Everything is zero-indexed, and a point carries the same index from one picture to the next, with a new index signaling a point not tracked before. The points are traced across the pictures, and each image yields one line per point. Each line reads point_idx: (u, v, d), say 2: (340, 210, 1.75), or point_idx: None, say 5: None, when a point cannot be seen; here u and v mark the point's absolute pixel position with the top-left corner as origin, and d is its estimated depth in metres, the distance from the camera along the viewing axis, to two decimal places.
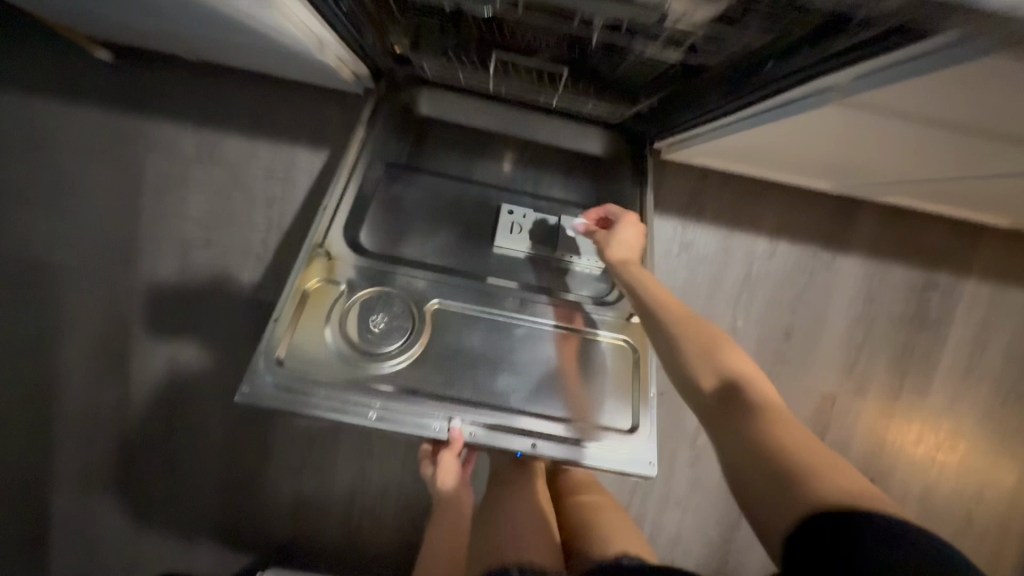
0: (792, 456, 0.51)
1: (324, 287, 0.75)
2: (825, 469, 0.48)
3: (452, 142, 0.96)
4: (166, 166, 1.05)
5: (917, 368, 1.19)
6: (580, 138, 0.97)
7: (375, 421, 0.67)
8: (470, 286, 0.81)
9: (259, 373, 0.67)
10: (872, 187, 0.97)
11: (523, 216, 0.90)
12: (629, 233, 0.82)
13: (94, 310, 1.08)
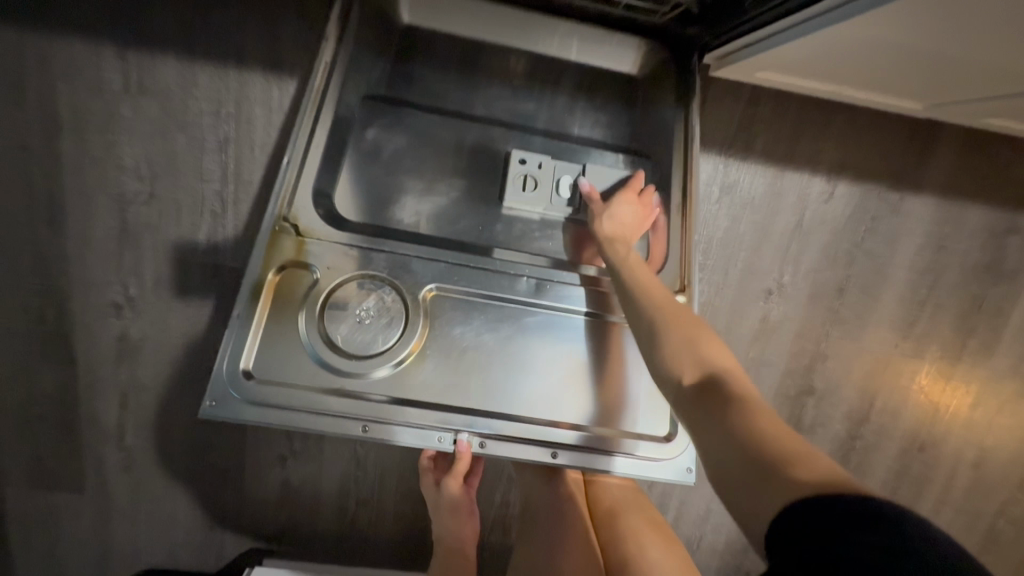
0: (774, 445, 0.44)
1: (293, 271, 0.61)
2: (804, 458, 0.43)
3: (446, 62, 0.75)
4: (83, 101, 0.83)
5: (985, 325, 1.05)
6: (610, 50, 0.77)
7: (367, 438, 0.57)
8: (474, 264, 0.66)
9: (224, 386, 0.56)
10: (971, 108, 0.78)
11: (538, 166, 0.71)
12: (631, 214, 0.69)
13: (19, 282, 0.90)
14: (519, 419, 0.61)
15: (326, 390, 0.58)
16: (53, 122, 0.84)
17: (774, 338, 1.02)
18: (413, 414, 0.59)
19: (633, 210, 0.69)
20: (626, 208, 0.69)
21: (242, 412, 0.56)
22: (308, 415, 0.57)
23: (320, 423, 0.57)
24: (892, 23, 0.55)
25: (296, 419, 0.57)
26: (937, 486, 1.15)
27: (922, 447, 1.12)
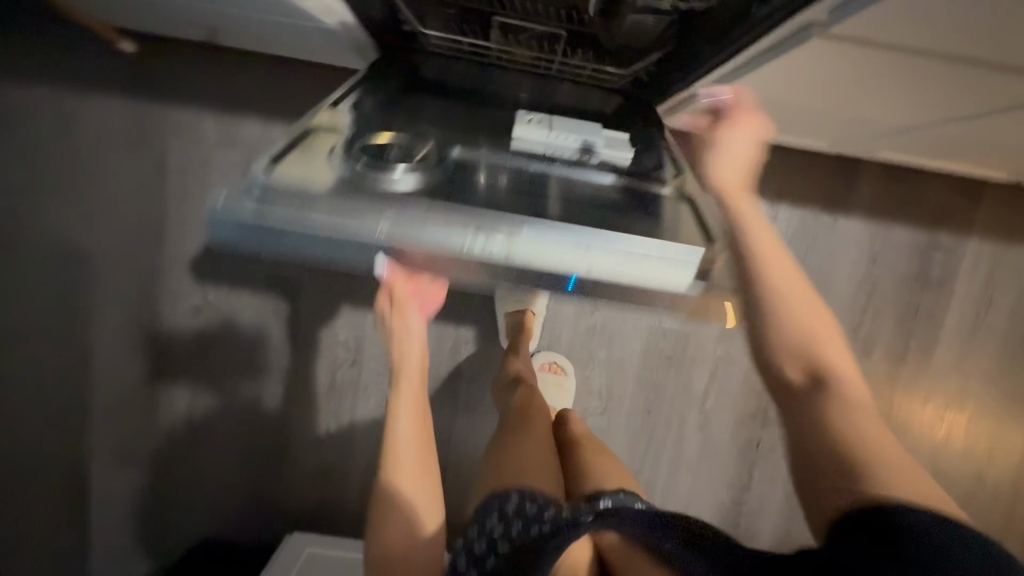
0: (860, 453, 0.45)
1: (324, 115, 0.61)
2: (893, 472, 0.43)
3: (445, 95, 0.70)
4: (188, 151, 1.10)
5: (923, 328, 1.21)
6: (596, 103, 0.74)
7: (370, 254, 0.49)
8: (501, 130, 0.64)
9: (241, 183, 0.49)
10: (873, 147, 0.98)
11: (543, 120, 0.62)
12: (740, 139, 0.59)
13: (126, 290, 1.14)
14: (547, 243, 0.49)
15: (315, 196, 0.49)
16: (165, 166, 1.10)
17: (737, 338, 1.20)
18: (425, 227, 0.49)
19: (745, 136, 0.59)
20: (735, 132, 0.59)
21: (229, 230, 0.48)
22: (295, 225, 0.47)
23: (316, 240, 0.48)
24: (764, 83, 0.70)
25: (283, 230, 0.47)
26: None
27: None
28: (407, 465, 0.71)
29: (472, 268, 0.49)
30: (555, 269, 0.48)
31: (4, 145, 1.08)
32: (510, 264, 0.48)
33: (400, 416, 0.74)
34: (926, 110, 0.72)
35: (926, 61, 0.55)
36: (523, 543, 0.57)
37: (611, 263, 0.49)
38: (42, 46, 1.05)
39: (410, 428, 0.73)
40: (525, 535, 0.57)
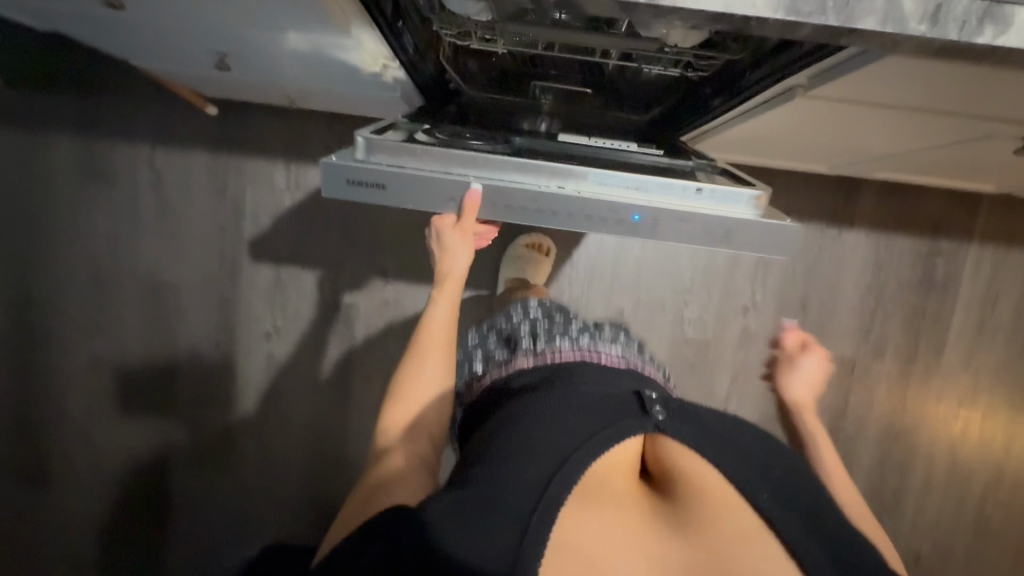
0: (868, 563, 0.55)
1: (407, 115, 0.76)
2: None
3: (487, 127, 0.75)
4: (259, 196, 1.26)
5: (931, 329, 1.29)
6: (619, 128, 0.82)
7: (459, 202, 0.60)
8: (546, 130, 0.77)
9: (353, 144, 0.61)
10: (871, 171, 1.07)
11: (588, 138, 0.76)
12: (814, 368, 0.72)
13: (208, 318, 1.30)
14: (611, 188, 0.59)
15: (420, 147, 0.60)
16: (241, 210, 1.26)
17: (755, 344, 1.30)
18: (510, 177, 0.60)
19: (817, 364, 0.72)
20: (808, 363, 0.71)
21: (345, 184, 0.60)
22: (403, 173, 0.59)
23: (419, 186, 0.60)
24: (764, 126, 0.81)
25: (393, 178, 0.59)
26: (919, 472, 1.34)
27: (898, 437, 1.33)
28: (440, 349, 0.68)
29: (547, 209, 0.59)
30: (614, 209, 0.58)
31: (109, 195, 1.27)
32: (578, 201, 0.59)
33: (437, 309, 0.71)
34: (909, 146, 0.81)
35: (896, 113, 0.66)
36: (542, 352, 0.73)
37: (668, 201, 0.59)
38: (142, 112, 1.24)
39: (444, 328, 0.70)
40: (538, 340, 0.76)
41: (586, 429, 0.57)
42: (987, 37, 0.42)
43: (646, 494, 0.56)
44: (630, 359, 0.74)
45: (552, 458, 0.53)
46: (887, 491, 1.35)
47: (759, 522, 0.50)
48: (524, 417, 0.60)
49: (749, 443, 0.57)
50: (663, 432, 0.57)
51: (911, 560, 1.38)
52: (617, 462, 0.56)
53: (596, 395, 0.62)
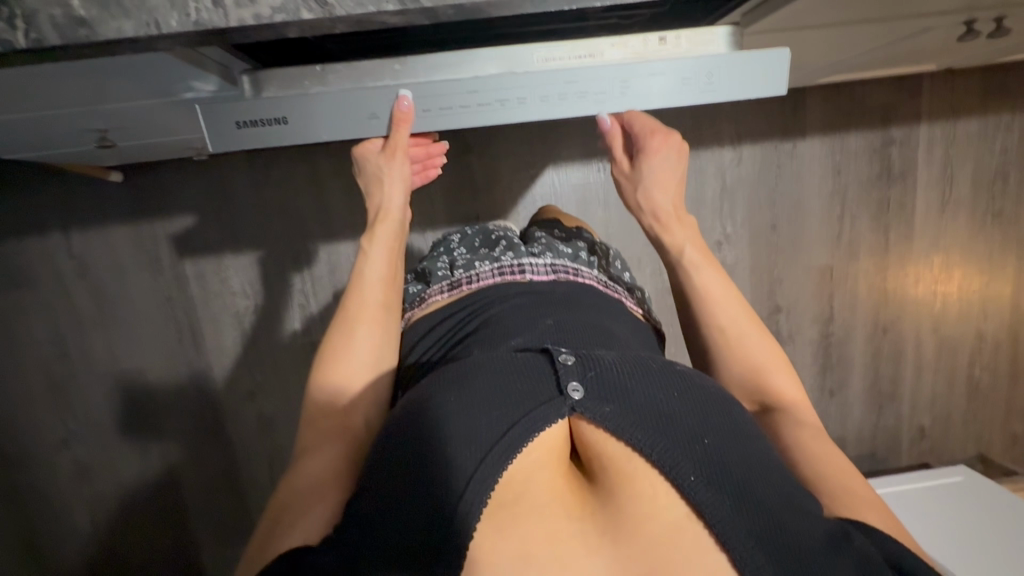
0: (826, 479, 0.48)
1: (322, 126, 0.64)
2: (850, 493, 0.46)
3: None
4: (196, 254, 1.16)
5: (898, 220, 1.31)
6: None
7: (386, 118, 0.50)
8: None
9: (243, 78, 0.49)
10: (817, 79, 1.04)
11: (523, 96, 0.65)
12: (670, 163, 0.62)
13: (181, 392, 1.23)
14: (558, 59, 0.49)
15: (323, 65, 0.49)
16: (180, 274, 1.17)
17: (735, 275, 1.31)
18: (440, 75, 0.49)
19: (675, 157, 0.62)
20: (661, 159, 0.62)
21: (237, 128, 0.48)
22: (309, 96, 0.48)
23: (325, 112, 0.48)
24: None
25: (295, 107, 0.48)
26: (911, 356, 1.39)
27: (886, 329, 1.37)
28: (376, 314, 0.57)
29: (492, 100, 0.49)
30: (572, 79, 0.49)
31: (38, 296, 1.16)
32: (527, 78, 0.48)
33: (371, 263, 0.59)
34: (853, 52, 0.77)
35: (835, 27, 0.62)
36: (456, 284, 0.63)
37: (630, 57, 0.50)
38: (42, 198, 1.12)
39: (381, 287, 0.58)
40: (452, 270, 0.65)
41: (486, 428, 0.41)
42: None
43: (571, 488, 0.43)
44: (559, 264, 0.63)
45: (446, 484, 0.39)
46: (885, 380, 1.40)
47: (688, 515, 0.39)
48: (404, 424, 0.43)
49: (679, 411, 0.43)
50: (581, 415, 0.43)
51: (918, 436, 1.45)
52: (533, 459, 0.42)
53: (501, 362, 0.46)
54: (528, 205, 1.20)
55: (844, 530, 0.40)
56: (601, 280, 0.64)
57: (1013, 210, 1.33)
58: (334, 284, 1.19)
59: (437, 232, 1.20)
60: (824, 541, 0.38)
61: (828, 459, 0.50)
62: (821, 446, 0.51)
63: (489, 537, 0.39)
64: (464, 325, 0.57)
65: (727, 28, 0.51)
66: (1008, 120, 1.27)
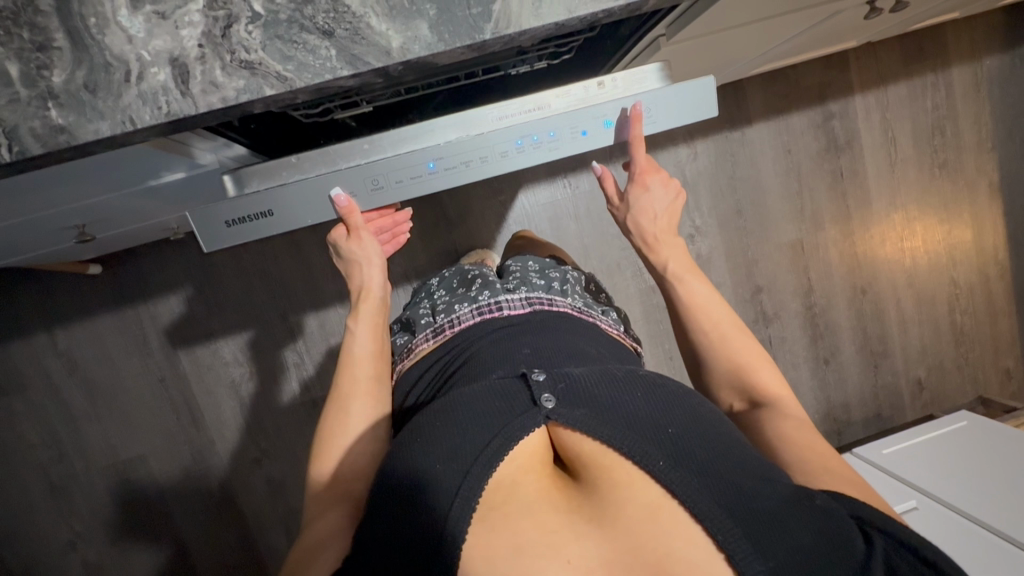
0: (794, 452, 0.51)
1: None
2: (817, 469, 0.48)
3: None
4: (183, 332, 1.17)
5: (853, 186, 1.37)
6: None
7: (364, 196, 0.52)
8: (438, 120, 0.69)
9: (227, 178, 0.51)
10: (750, 70, 1.10)
11: None
12: (659, 196, 0.66)
13: (186, 473, 1.22)
14: (510, 116, 0.52)
15: (297, 155, 0.51)
16: (171, 355, 1.17)
17: (712, 264, 1.35)
18: (404, 145, 0.52)
19: (664, 190, 0.66)
20: (648, 193, 0.65)
21: (227, 226, 0.50)
22: (288, 186, 0.50)
23: (305, 198, 0.51)
24: None
25: (277, 199, 0.50)
26: (893, 312, 1.44)
27: (864, 290, 1.42)
28: (369, 388, 0.59)
29: (457, 163, 0.51)
30: (527, 132, 0.51)
31: (30, 401, 1.15)
32: (483, 138, 0.51)
33: (358, 338, 0.61)
34: (775, 43, 0.83)
35: (753, 23, 0.67)
36: (439, 329, 0.65)
37: (573, 106, 0.53)
38: (21, 303, 1.12)
39: (371, 361, 0.61)
40: (434, 315, 0.67)
41: (469, 443, 0.44)
42: None
43: (558, 486, 0.44)
44: (534, 296, 0.65)
45: (441, 493, 0.42)
46: (874, 339, 1.44)
47: (663, 495, 0.41)
48: (405, 452, 0.46)
49: (645, 406, 0.46)
50: (557, 422, 0.45)
51: (917, 388, 1.48)
52: (518, 464, 0.44)
53: (484, 390, 0.49)
54: (503, 230, 1.24)
55: (808, 493, 0.41)
56: (577, 307, 0.66)
57: (956, 159, 1.40)
58: (325, 337, 1.19)
59: (421, 269, 1.22)
60: (786, 497, 0.40)
61: (806, 445, 0.51)
62: (802, 436, 0.52)
63: (480, 536, 0.41)
64: (449, 365, 0.59)
65: (656, 65, 0.54)
66: (933, 79, 1.35)
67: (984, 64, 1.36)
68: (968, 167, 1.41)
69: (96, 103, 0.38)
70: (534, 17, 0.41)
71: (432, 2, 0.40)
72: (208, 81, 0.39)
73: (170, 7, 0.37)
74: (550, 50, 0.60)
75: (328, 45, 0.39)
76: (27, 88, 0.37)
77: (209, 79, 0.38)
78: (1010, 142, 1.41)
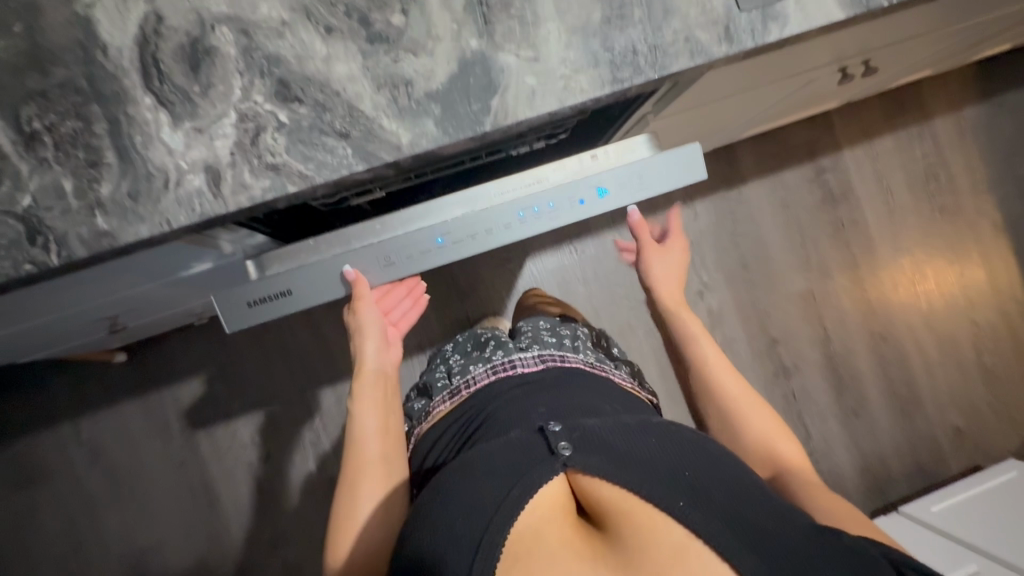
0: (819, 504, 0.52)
1: None
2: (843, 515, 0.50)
3: None
4: (203, 415, 1.17)
5: (856, 235, 1.39)
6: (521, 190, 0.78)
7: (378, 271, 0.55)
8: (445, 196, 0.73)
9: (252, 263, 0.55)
10: (741, 134, 1.16)
11: None
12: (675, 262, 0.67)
13: (199, 565, 1.17)
14: (513, 190, 0.56)
15: (315, 239, 0.55)
16: (189, 440, 1.17)
17: (725, 319, 1.35)
18: (416, 223, 0.55)
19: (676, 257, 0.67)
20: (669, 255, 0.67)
21: (249, 306, 0.53)
22: (308, 267, 0.54)
23: (322, 277, 0.54)
24: None
25: (295, 278, 0.53)
26: (917, 358, 1.40)
27: (883, 336, 1.40)
28: (382, 462, 0.59)
29: (465, 236, 0.54)
30: (528, 204, 0.55)
31: (51, 493, 1.15)
32: (489, 211, 0.54)
33: (368, 410, 0.60)
34: (758, 110, 0.88)
35: (733, 97, 0.72)
36: (455, 390, 0.65)
37: (571, 177, 0.56)
38: (49, 394, 1.15)
39: (384, 438, 0.60)
40: (450, 378, 0.68)
41: (488, 495, 0.43)
42: (775, 32, 0.48)
43: (581, 535, 0.43)
44: (547, 353, 0.65)
45: (457, 549, 0.41)
46: (902, 387, 1.40)
47: (688, 536, 0.40)
48: (424, 510, 0.46)
49: (659, 451, 0.45)
50: (575, 469, 0.44)
51: (958, 437, 1.41)
52: (539, 514, 0.43)
53: (500, 445, 0.48)
54: (514, 297, 1.26)
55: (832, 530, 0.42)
56: (589, 362, 0.66)
57: (955, 203, 1.43)
58: (341, 413, 1.19)
59: (436, 340, 1.24)
60: (812, 537, 0.40)
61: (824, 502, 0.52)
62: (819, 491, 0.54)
63: None
64: (466, 427, 0.59)
65: (645, 137, 0.58)
66: (917, 130, 1.41)
67: (965, 114, 1.42)
68: (968, 209, 1.43)
69: (137, 209, 0.42)
70: (528, 108, 0.45)
71: (437, 103, 0.44)
72: (237, 183, 0.43)
73: (207, 123, 0.42)
74: (547, 132, 0.65)
75: (345, 144, 0.44)
76: (78, 200, 0.41)
77: (238, 181, 0.43)
78: (1006, 183, 1.44)
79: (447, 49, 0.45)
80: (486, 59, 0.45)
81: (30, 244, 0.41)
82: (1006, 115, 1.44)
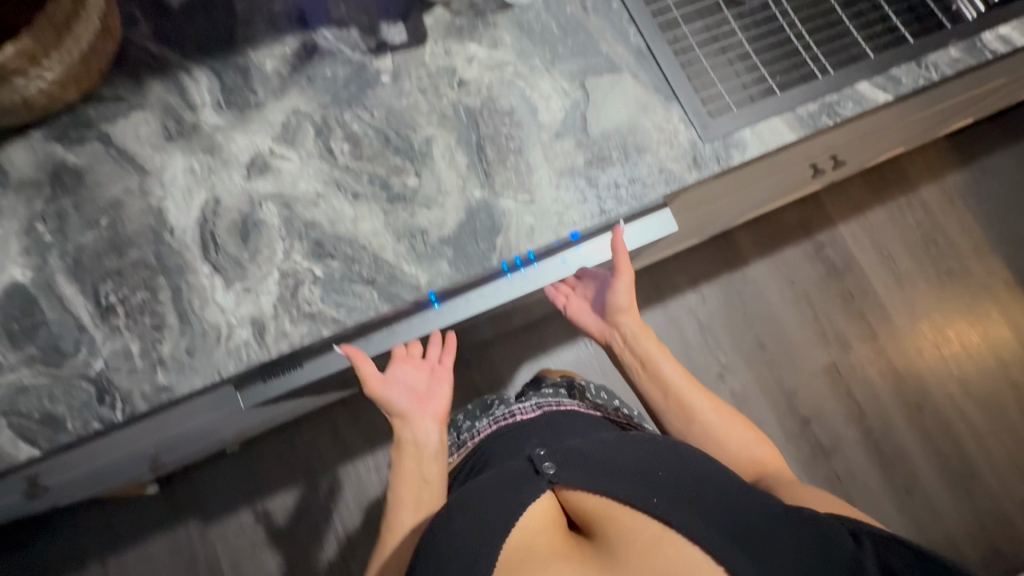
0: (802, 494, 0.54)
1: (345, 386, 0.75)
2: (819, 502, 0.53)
3: None
4: (230, 544, 1.16)
5: (868, 303, 1.40)
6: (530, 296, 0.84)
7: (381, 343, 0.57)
8: None
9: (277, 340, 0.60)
10: (734, 222, 1.23)
11: None
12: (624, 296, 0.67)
13: None
14: None
15: None
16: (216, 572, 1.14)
17: (750, 400, 1.33)
18: None
19: (626, 282, 0.64)
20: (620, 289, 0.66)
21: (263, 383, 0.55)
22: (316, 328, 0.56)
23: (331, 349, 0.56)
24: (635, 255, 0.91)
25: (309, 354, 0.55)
26: (960, 424, 1.34)
27: (919, 404, 1.35)
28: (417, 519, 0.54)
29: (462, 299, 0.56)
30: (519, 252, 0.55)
31: None
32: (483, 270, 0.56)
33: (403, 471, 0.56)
34: (742, 205, 0.96)
35: (714, 202, 0.80)
36: (461, 444, 0.66)
37: None
38: (82, 533, 1.15)
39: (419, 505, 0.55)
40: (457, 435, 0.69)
41: (483, 518, 0.47)
42: (738, 156, 0.55)
43: (573, 542, 0.50)
44: (543, 397, 0.65)
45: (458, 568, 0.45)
46: (952, 457, 1.32)
47: (661, 526, 0.47)
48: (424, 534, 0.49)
49: (632, 454, 0.50)
50: (560, 484, 0.49)
51: None
52: (530, 527, 0.49)
53: (495, 472, 0.51)
54: None
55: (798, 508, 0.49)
56: (586, 405, 0.66)
57: (960, 265, 1.44)
58: (368, 530, 1.16)
59: None
60: (778, 516, 0.47)
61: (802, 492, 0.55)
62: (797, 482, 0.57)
63: None
64: (465, 470, 0.59)
65: None
66: (906, 201, 1.47)
67: (948, 180, 1.49)
68: (975, 269, 1.45)
69: (193, 363, 0.47)
70: (527, 241, 0.52)
71: (449, 246, 0.51)
72: (280, 332, 0.48)
73: (255, 284, 0.49)
74: None
75: (372, 290, 0.50)
76: (142, 360, 0.47)
77: (281, 330, 0.48)
78: (1006, 241, 1.47)
79: (455, 201, 0.52)
80: (489, 206, 0.52)
81: (99, 402, 0.47)
82: (988, 178, 1.50)
